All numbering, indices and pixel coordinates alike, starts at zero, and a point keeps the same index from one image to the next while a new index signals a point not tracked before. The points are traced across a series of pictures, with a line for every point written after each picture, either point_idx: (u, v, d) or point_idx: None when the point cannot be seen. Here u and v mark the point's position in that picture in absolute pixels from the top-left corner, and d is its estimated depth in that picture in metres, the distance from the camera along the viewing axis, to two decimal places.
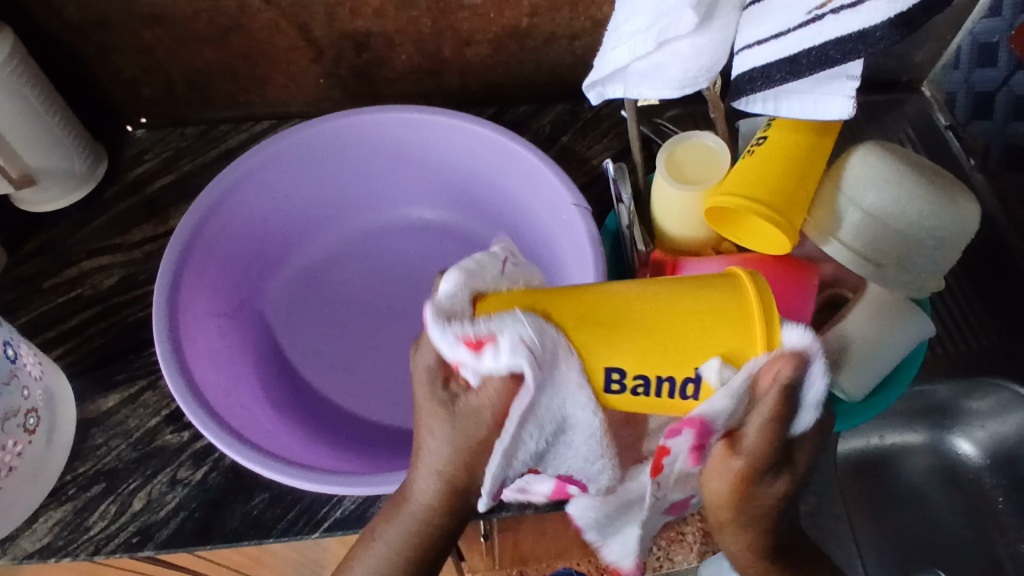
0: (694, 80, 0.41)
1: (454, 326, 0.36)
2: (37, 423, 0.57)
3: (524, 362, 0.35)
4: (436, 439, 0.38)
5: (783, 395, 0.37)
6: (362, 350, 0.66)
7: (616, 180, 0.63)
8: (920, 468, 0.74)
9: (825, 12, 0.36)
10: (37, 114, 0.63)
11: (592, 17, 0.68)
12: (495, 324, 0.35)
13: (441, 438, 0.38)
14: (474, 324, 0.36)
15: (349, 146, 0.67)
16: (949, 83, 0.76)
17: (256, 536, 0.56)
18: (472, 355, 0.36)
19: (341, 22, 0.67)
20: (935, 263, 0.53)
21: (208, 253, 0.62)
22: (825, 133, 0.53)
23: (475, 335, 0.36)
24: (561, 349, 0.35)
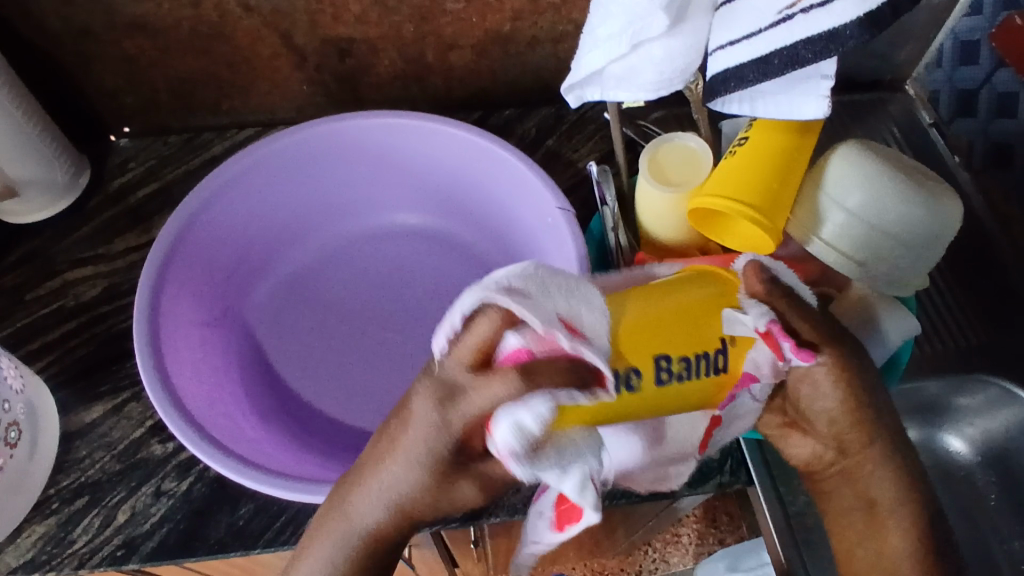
0: (670, 82, 0.42)
1: (550, 475, 0.34)
2: (19, 436, 0.57)
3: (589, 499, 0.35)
4: (403, 467, 0.35)
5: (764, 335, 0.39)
6: (347, 358, 0.65)
7: (599, 182, 0.63)
8: (912, 467, 0.71)
9: (795, 12, 0.36)
10: (19, 125, 0.62)
11: (575, 20, 0.68)
12: (586, 469, 0.35)
13: (403, 469, 0.35)
14: (566, 469, 0.35)
15: (331, 152, 0.66)
16: (933, 83, 0.78)
17: (242, 547, 0.56)
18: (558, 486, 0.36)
19: (324, 28, 0.67)
20: (918, 261, 0.53)
21: (190, 261, 0.62)
22: (807, 132, 0.54)
23: (565, 475, 0.35)
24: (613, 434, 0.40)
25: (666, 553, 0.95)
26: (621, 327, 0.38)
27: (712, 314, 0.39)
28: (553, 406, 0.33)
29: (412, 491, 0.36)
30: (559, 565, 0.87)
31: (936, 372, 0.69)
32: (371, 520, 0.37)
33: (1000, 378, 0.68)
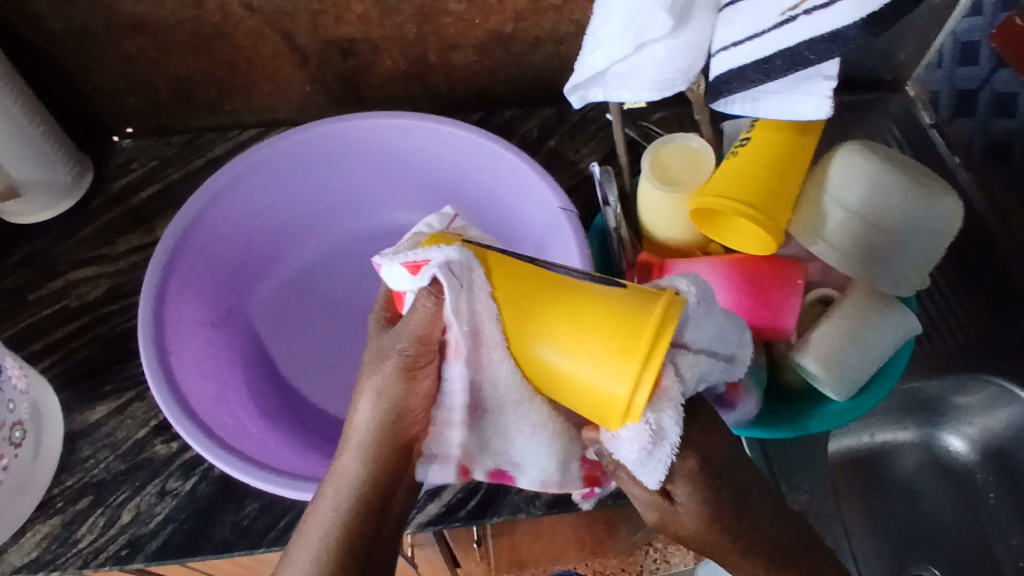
0: (672, 82, 0.41)
1: (401, 256, 0.42)
2: (23, 436, 0.57)
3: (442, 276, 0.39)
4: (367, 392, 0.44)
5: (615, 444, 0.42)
6: (350, 357, 0.65)
7: (603, 182, 0.61)
8: (909, 464, 0.73)
9: (798, 13, 0.36)
10: (22, 126, 0.63)
11: (577, 21, 0.68)
12: (428, 252, 0.40)
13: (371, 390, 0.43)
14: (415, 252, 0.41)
15: (333, 153, 0.67)
16: (933, 82, 0.77)
17: (246, 546, 0.56)
18: (411, 275, 0.42)
19: (326, 29, 0.67)
20: (918, 259, 0.54)
21: (194, 261, 0.62)
22: (809, 133, 0.54)
23: (414, 260, 0.41)
24: (477, 288, 0.40)
25: (667, 553, 0.95)
26: (519, 265, 0.40)
27: (599, 329, 0.37)
28: (416, 232, 0.47)
29: (386, 398, 0.43)
30: (561, 565, 0.87)
31: (937, 368, 0.71)
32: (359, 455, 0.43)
33: (999, 378, 0.68)
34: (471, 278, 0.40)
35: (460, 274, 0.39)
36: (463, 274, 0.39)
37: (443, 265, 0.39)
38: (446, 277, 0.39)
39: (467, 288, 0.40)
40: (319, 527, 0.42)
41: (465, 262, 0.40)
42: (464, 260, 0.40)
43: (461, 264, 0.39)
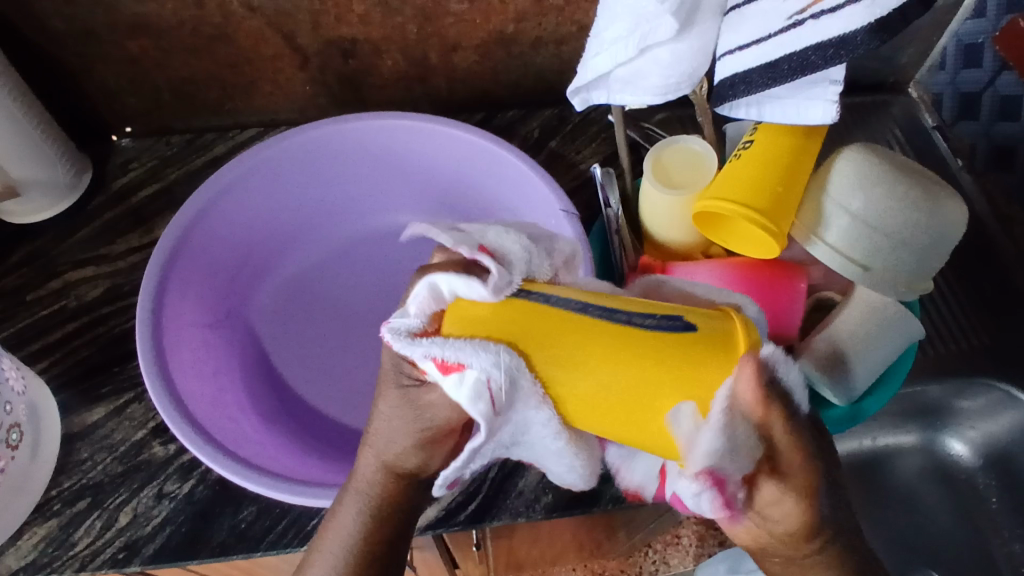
0: (677, 86, 0.41)
1: (423, 347, 0.37)
2: (21, 438, 0.56)
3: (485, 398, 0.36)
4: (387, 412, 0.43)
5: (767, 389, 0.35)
6: (348, 359, 0.65)
7: (604, 185, 0.63)
8: (910, 468, 0.73)
9: (805, 17, 0.36)
10: (21, 126, 0.62)
11: (579, 22, 0.68)
12: (462, 353, 0.36)
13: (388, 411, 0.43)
14: (443, 347, 0.36)
15: (334, 154, 0.67)
16: (935, 85, 0.77)
17: (244, 549, 0.56)
18: (439, 372, 0.37)
19: (327, 29, 0.67)
20: (921, 265, 0.53)
21: (192, 263, 0.62)
22: (813, 136, 0.53)
23: (444, 359, 0.36)
24: (525, 389, 0.36)
25: (667, 554, 0.94)
26: (567, 325, 0.35)
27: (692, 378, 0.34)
28: (432, 290, 0.39)
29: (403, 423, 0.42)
30: (560, 567, 0.87)
31: (936, 375, 0.68)
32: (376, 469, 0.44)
33: (1004, 383, 0.67)
34: (516, 394, 0.36)
35: (507, 395, 0.36)
36: (508, 394, 0.35)
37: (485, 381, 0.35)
38: (488, 400, 0.36)
39: (517, 402, 0.36)
40: (339, 541, 0.44)
41: (512, 380, 0.35)
42: (507, 371, 0.35)
43: (505, 382, 0.35)
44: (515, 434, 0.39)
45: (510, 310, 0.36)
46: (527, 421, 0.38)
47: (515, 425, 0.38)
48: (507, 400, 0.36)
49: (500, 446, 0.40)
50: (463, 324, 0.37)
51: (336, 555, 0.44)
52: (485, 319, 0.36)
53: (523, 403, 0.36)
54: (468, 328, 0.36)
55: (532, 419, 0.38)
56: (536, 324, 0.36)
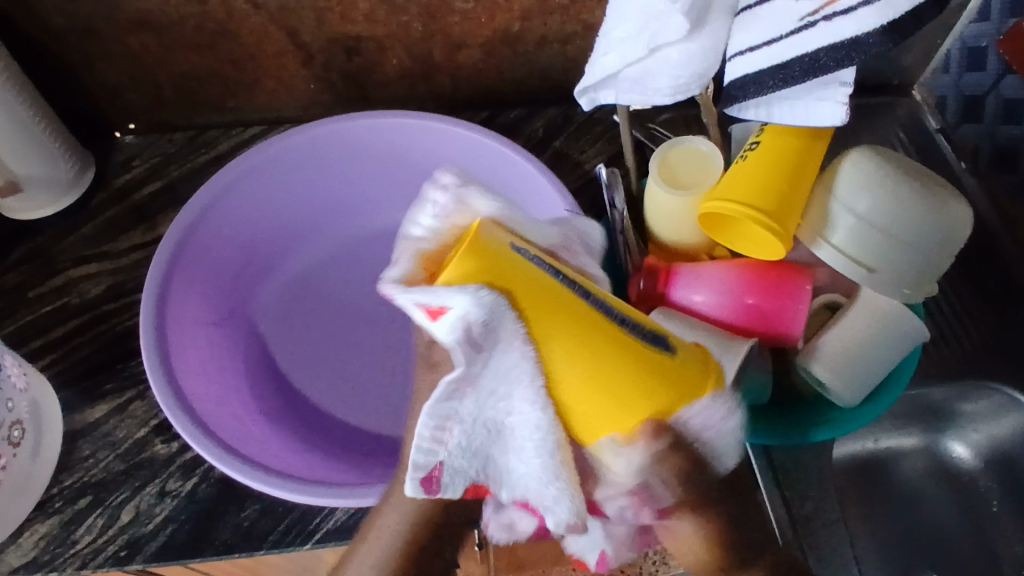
0: (686, 86, 0.41)
1: (415, 293, 0.38)
2: (22, 435, 0.56)
3: (463, 338, 0.37)
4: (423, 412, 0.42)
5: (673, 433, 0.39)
6: (352, 357, 0.65)
7: (609, 186, 0.62)
8: (914, 470, 0.71)
9: (817, 19, 0.36)
10: (23, 121, 0.62)
11: (584, 21, 0.68)
12: (450, 293, 0.37)
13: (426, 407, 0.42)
14: (432, 293, 0.37)
15: (339, 152, 0.66)
16: (940, 87, 0.77)
17: (246, 548, 0.56)
18: (428, 319, 0.38)
19: (331, 26, 0.67)
20: (927, 268, 0.53)
21: (196, 260, 0.62)
22: (818, 137, 0.53)
23: (432, 305, 0.37)
24: (510, 334, 0.37)
25: None
26: (552, 304, 0.39)
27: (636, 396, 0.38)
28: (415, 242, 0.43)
29: None
30: None
31: (941, 378, 0.69)
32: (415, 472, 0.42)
33: (1007, 387, 0.67)
34: (493, 339, 0.37)
35: (487, 334, 0.37)
36: (489, 335, 0.37)
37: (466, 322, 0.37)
38: (467, 342, 0.37)
39: (497, 349, 0.37)
40: (380, 546, 0.43)
41: (491, 320, 0.37)
42: (488, 308, 0.37)
43: (486, 319, 0.37)
44: (497, 400, 0.38)
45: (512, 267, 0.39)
46: (505, 377, 0.38)
47: (493, 386, 0.38)
48: (490, 342, 0.37)
49: (478, 419, 0.38)
50: (461, 264, 0.38)
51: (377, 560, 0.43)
52: (483, 263, 0.38)
53: (501, 349, 0.37)
54: (461, 280, 0.38)
55: (506, 365, 0.38)
56: (538, 298, 0.38)
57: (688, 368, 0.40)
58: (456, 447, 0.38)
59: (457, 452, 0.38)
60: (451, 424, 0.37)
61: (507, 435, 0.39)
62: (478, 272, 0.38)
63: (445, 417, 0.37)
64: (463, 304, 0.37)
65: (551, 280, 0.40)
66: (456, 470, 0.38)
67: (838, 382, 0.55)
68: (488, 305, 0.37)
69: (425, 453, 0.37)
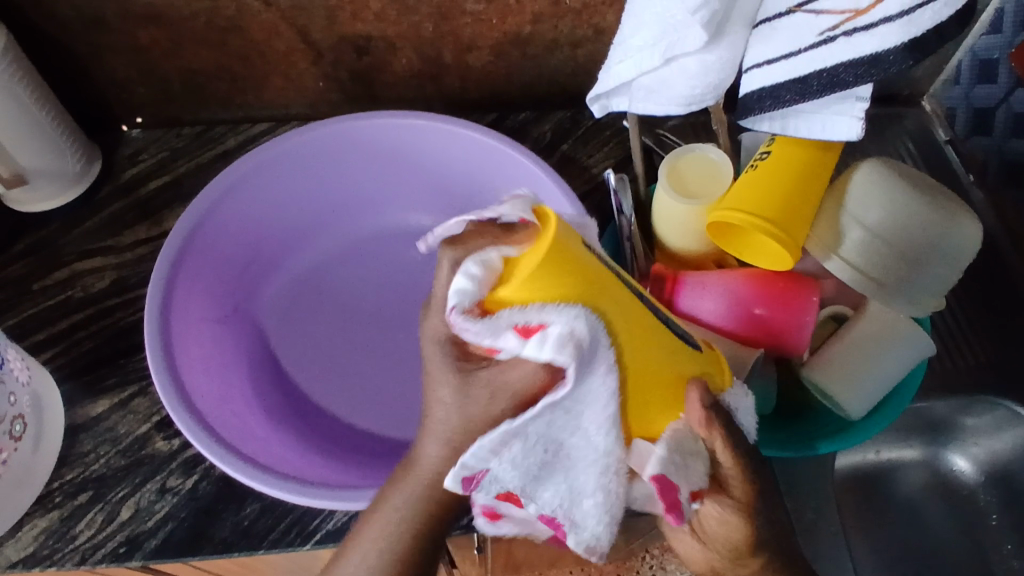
0: (701, 97, 0.40)
1: (506, 316, 0.37)
2: (23, 430, 0.56)
3: (568, 357, 0.36)
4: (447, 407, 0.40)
5: (720, 421, 0.41)
6: (356, 358, 0.65)
7: (616, 191, 0.63)
8: (915, 483, 0.71)
9: (837, 34, 0.36)
10: (29, 113, 0.62)
11: (595, 25, 0.67)
12: (548, 313, 0.37)
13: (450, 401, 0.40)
14: (524, 312, 0.37)
15: (346, 151, 0.66)
16: (949, 99, 0.77)
17: (246, 547, 0.55)
18: (518, 343, 0.37)
19: (342, 25, 0.67)
20: (935, 282, 0.53)
21: (201, 257, 0.61)
22: (829, 149, 0.53)
23: (524, 323, 0.37)
24: (601, 347, 0.37)
25: None
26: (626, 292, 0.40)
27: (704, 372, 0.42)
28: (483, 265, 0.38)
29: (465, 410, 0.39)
30: None
31: (943, 392, 0.69)
32: (433, 465, 0.41)
33: (1008, 401, 0.66)
34: (589, 357, 0.37)
35: (588, 348, 0.37)
36: (590, 352, 0.37)
37: (571, 336, 0.36)
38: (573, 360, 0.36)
39: (589, 373, 0.37)
40: (383, 531, 0.42)
41: (591, 339, 0.37)
42: (593, 327, 0.37)
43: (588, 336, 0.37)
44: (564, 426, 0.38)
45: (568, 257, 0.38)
46: (583, 400, 0.38)
47: (570, 409, 0.38)
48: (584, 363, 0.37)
49: (543, 437, 0.38)
50: (530, 283, 0.37)
51: (378, 545, 0.42)
52: (555, 281, 0.37)
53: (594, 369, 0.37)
54: (534, 292, 0.37)
55: (590, 393, 0.38)
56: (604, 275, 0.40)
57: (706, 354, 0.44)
58: (511, 460, 0.38)
59: (508, 466, 0.38)
60: (515, 439, 0.38)
61: (562, 454, 0.39)
62: (544, 282, 0.37)
63: (512, 432, 0.38)
64: (563, 323, 0.36)
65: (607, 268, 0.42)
66: (499, 478, 0.39)
67: (841, 398, 0.55)
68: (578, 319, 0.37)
69: (477, 458, 0.38)
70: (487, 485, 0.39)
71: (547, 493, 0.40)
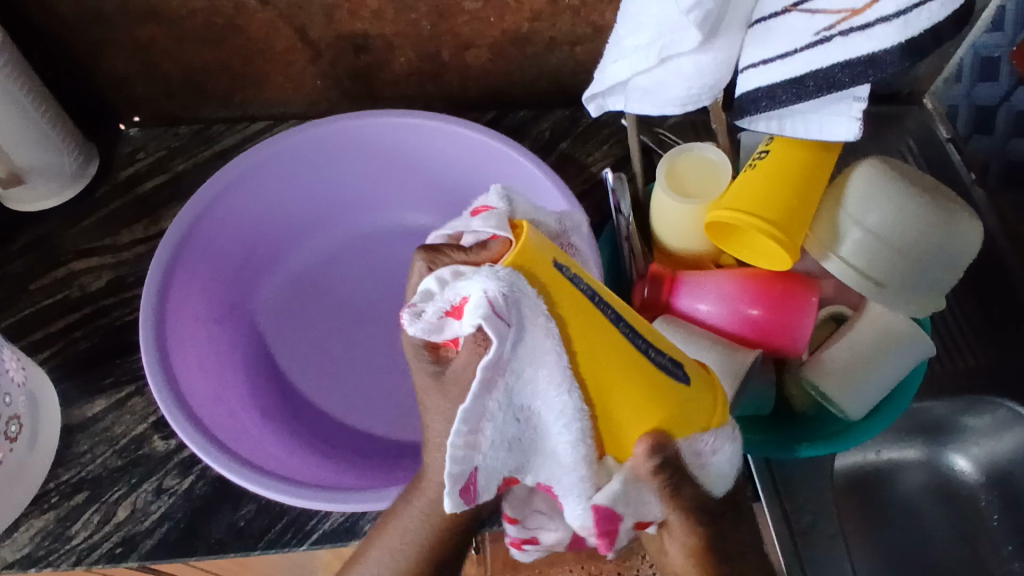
0: (697, 97, 0.40)
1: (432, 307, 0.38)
2: (20, 430, 0.56)
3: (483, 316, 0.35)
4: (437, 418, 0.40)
5: (665, 477, 0.38)
6: (353, 358, 0.64)
7: (615, 190, 0.62)
8: (915, 484, 0.70)
9: (833, 34, 0.35)
10: (26, 112, 0.61)
11: (595, 23, 0.67)
12: (465, 286, 0.37)
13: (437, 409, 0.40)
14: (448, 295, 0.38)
15: (343, 150, 0.66)
16: (950, 97, 0.76)
17: (242, 547, 0.55)
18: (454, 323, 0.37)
19: (340, 24, 0.66)
20: (935, 283, 0.52)
21: (197, 256, 0.61)
22: (829, 148, 0.53)
23: (452, 304, 0.37)
24: (524, 306, 0.36)
25: None
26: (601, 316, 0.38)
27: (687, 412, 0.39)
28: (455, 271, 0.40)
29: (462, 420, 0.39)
30: None
31: (943, 393, 0.68)
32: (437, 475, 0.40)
33: (1010, 401, 0.66)
34: (514, 310, 0.36)
35: (507, 301, 0.35)
36: (509, 305, 0.36)
37: (486, 298, 0.35)
38: (493, 315, 0.35)
39: (518, 323, 0.36)
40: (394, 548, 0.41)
41: (510, 290, 0.36)
42: (509, 283, 0.36)
43: (503, 290, 0.36)
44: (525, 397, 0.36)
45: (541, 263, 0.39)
46: (529, 360, 0.36)
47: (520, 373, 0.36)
48: (512, 322, 0.36)
49: (508, 409, 0.36)
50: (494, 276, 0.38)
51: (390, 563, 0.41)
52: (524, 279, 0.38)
53: (517, 325, 0.36)
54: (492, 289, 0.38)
55: (532, 349, 0.36)
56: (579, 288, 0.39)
57: (702, 385, 0.42)
58: (490, 446, 0.36)
59: (491, 452, 0.36)
60: (484, 423, 0.36)
61: (534, 420, 0.37)
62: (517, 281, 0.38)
63: (478, 418, 0.35)
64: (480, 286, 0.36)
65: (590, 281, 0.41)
66: (490, 468, 0.36)
67: (839, 400, 0.54)
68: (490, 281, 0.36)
69: (458, 466, 0.36)
70: (484, 488, 0.37)
71: (535, 462, 0.38)
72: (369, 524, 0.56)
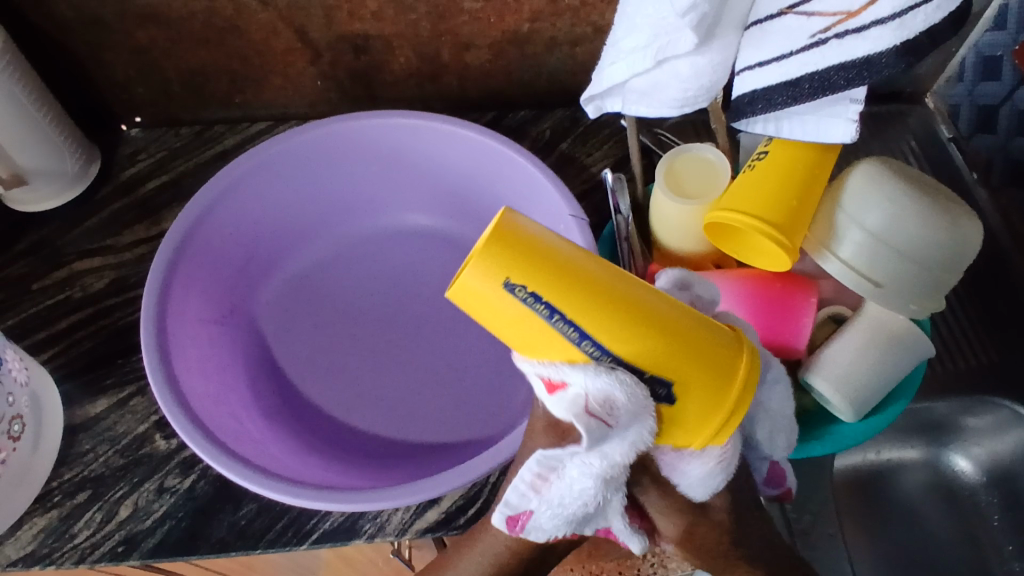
0: (694, 99, 0.40)
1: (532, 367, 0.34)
2: (22, 429, 0.56)
3: (587, 416, 0.33)
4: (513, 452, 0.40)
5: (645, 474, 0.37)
6: (353, 358, 0.65)
7: (615, 191, 0.62)
8: (916, 485, 0.70)
9: (828, 36, 0.35)
10: (27, 114, 0.62)
11: (594, 23, 0.67)
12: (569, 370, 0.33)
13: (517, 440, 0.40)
14: (545, 366, 0.33)
15: (344, 151, 0.66)
16: (952, 97, 0.76)
17: (244, 547, 0.56)
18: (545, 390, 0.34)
19: (339, 25, 0.67)
20: (936, 285, 0.52)
21: (199, 257, 0.61)
22: (828, 149, 0.53)
23: (549, 377, 0.34)
24: (645, 408, 0.33)
25: None
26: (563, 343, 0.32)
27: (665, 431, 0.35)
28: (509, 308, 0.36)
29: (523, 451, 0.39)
30: None
31: (944, 393, 0.68)
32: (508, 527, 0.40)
33: (1010, 402, 0.66)
34: (624, 418, 0.33)
35: (615, 407, 0.32)
36: (616, 411, 0.32)
37: (598, 398, 0.32)
38: (598, 419, 0.33)
39: (625, 426, 0.33)
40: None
41: (620, 396, 0.32)
42: (628, 387, 0.32)
43: (615, 396, 0.32)
44: (618, 484, 0.35)
45: (532, 263, 0.32)
46: (621, 450, 0.34)
47: (607, 459, 0.34)
48: (614, 418, 0.33)
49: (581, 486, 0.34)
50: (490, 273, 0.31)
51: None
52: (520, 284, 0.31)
53: (630, 437, 0.33)
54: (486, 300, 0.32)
55: (628, 445, 0.33)
56: (577, 295, 0.32)
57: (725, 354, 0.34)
58: (550, 505, 0.35)
59: (549, 511, 0.35)
60: (552, 478, 0.35)
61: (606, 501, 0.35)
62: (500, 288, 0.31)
63: (550, 466, 0.35)
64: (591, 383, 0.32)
65: (598, 274, 0.33)
66: (542, 526, 0.35)
67: (838, 405, 0.54)
68: (601, 390, 0.32)
69: (520, 496, 0.35)
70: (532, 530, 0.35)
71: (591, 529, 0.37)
72: (369, 523, 0.56)
